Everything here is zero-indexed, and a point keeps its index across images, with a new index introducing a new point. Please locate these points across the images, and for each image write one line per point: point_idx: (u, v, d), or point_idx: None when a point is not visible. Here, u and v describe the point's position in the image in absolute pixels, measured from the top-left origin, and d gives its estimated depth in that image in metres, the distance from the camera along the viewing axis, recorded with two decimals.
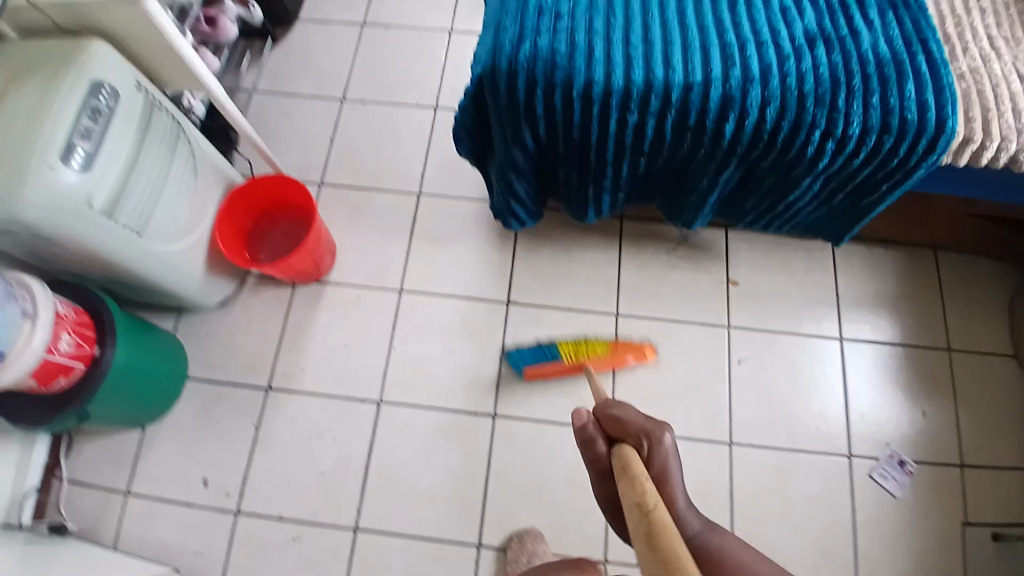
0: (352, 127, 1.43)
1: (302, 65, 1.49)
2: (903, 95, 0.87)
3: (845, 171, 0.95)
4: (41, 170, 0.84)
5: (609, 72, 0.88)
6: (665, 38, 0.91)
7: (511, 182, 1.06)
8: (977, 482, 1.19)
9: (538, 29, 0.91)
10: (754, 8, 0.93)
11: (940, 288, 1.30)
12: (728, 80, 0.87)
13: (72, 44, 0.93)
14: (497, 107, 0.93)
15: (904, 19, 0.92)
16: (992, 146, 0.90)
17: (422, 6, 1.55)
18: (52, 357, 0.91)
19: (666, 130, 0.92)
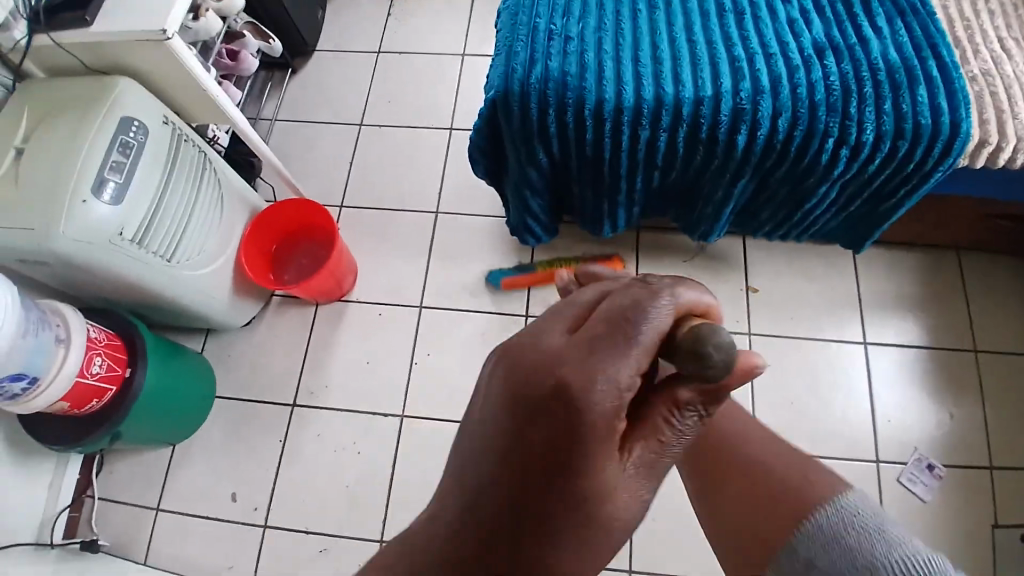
0: (370, 151, 1.46)
1: (321, 92, 1.54)
2: (915, 100, 0.88)
3: (861, 177, 0.95)
4: (74, 204, 0.89)
5: (620, 90, 0.90)
6: (675, 55, 0.93)
7: (528, 200, 1.07)
8: (1008, 484, 1.16)
9: (548, 51, 0.93)
10: (761, 21, 0.94)
11: (964, 289, 1.29)
12: (738, 93, 0.88)
13: (101, 82, 0.97)
14: (511, 128, 0.95)
15: (913, 25, 0.93)
16: (1007, 147, 0.90)
17: (435, 32, 1.59)
18: (84, 380, 0.94)
19: (679, 144, 0.93)
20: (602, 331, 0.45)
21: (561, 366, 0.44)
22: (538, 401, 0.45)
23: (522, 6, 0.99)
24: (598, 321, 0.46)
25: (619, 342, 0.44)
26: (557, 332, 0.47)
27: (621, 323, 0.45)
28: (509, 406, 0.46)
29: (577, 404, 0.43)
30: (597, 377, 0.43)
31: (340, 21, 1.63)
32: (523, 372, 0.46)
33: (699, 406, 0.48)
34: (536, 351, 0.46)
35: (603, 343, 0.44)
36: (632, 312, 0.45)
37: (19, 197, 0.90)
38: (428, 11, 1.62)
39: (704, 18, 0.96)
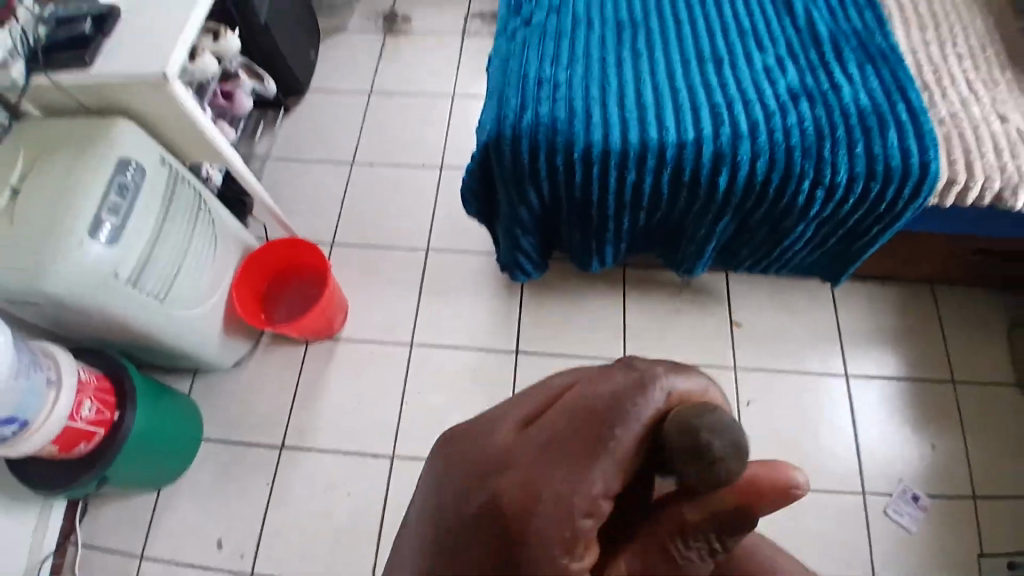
0: (361, 188, 1.49)
1: (313, 131, 1.57)
2: (885, 144, 0.92)
3: (836, 216, 0.99)
4: (70, 245, 0.89)
5: (606, 135, 0.93)
6: (658, 100, 0.97)
7: (518, 239, 1.10)
8: (991, 512, 1.19)
9: (538, 97, 0.97)
10: (739, 69, 1.00)
11: (940, 321, 1.33)
12: (718, 137, 0.93)
13: (99, 123, 0.99)
14: (502, 171, 0.98)
15: (881, 72, 0.99)
16: (976, 185, 0.94)
17: (425, 73, 1.64)
18: (74, 424, 0.93)
19: (663, 186, 0.97)
20: (564, 427, 0.42)
21: (511, 465, 0.42)
22: (486, 506, 0.42)
23: (513, 53, 1.03)
24: (562, 415, 0.42)
25: (581, 448, 0.40)
26: (520, 424, 0.45)
27: (588, 424, 0.41)
28: (451, 508, 0.44)
29: (525, 518, 0.40)
30: (550, 490, 0.40)
31: (332, 62, 1.67)
32: (478, 470, 0.44)
33: (715, 537, 0.42)
34: (494, 445, 0.44)
35: (564, 445, 0.41)
36: (602, 412, 0.41)
37: (15, 238, 0.90)
38: (419, 53, 1.67)
39: (685, 66, 1.01)
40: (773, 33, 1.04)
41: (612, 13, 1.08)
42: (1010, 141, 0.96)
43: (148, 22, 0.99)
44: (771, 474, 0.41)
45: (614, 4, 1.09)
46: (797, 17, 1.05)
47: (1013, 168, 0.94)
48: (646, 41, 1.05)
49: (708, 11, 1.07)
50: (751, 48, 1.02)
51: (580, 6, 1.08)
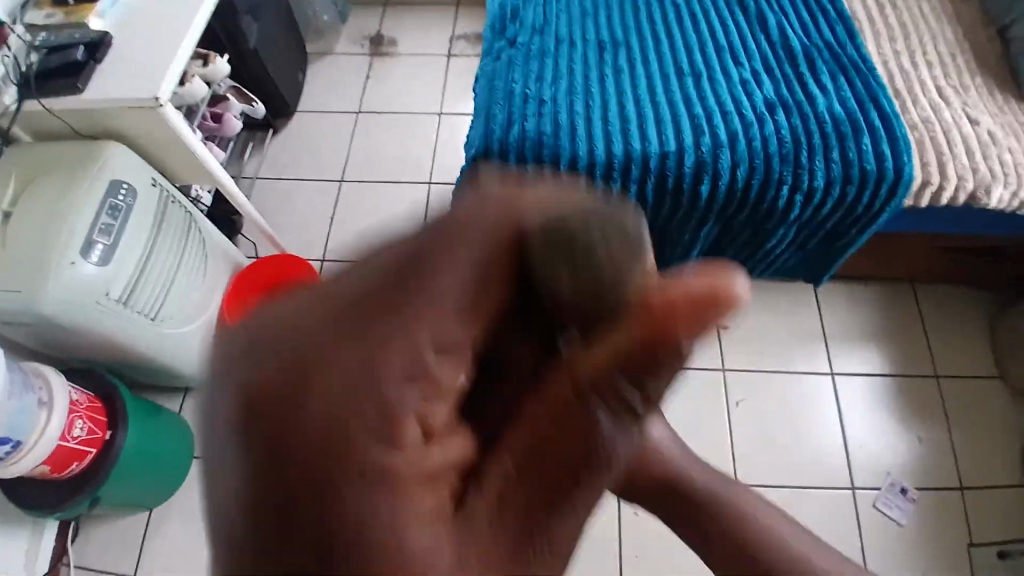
0: (351, 206, 1.51)
1: (302, 150, 1.59)
2: (860, 149, 0.96)
3: (815, 220, 1.02)
4: (62, 267, 0.90)
5: (592, 148, 0.96)
6: (640, 114, 1.00)
7: None
8: (979, 504, 1.21)
9: (524, 113, 1.00)
10: (717, 83, 1.03)
11: (922, 318, 1.36)
12: (699, 148, 0.95)
13: (90, 146, 1.00)
14: None
15: (854, 82, 1.02)
16: (949, 186, 0.97)
17: (412, 93, 1.67)
18: (65, 443, 0.93)
19: (648, 195, 0.99)
20: (372, 278, 0.32)
21: (301, 332, 0.31)
22: (261, 395, 0.30)
23: (499, 73, 1.07)
24: (366, 264, 0.32)
25: (394, 288, 0.32)
26: (308, 288, 0.33)
27: (391, 263, 0.32)
28: (238, 387, 0.30)
29: (317, 404, 0.30)
30: (352, 354, 0.30)
31: (320, 83, 1.70)
32: (253, 355, 0.31)
33: (627, 385, 0.35)
34: (266, 323, 0.31)
35: (370, 293, 0.32)
36: (412, 247, 0.32)
37: (8, 261, 0.91)
38: (406, 74, 1.71)
39: (665, 80, 1.04)
40: (748, 48, 1.07)
41: (593, 31, 1.11)
42: (980, 143, 1.00)
43: (141, 50, 1.01)
44: (699, 285, 0.32)
45: (595, 23, 1.13)
46: (771, 31, 1.09)
47: (984, 169, 0.98)
48: (627, 58, 1.08)
49: (685, 29, 1.10)
50: (728, 63, 1.05)
51: (562, 26, 1.12)
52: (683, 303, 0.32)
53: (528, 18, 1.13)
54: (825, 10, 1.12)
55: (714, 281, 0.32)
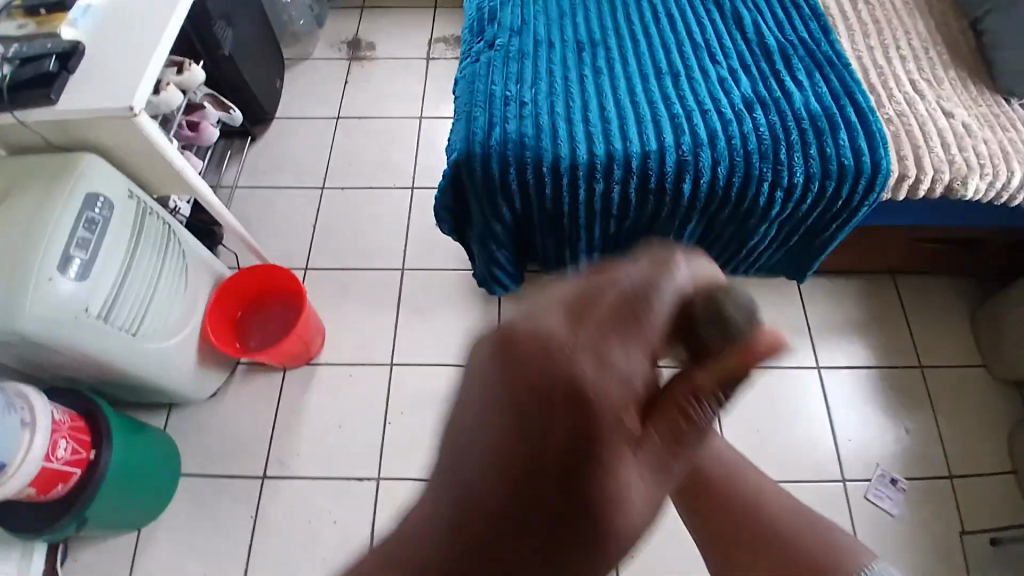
0: (333, 212, 1.49)
1: (281, 157, 1.57)
2: (838, 145, 0.97)
3: (796, 216, 1.03)
4: (38, 283, 0.88)
5: (573, 148, 0.96)
6: (620, 114, 1.00)
7: (493, 253, 1.11)
8: (967, 491, 1.23)
9: (505, 115, 1.00)
10: (695, 81, 1.04)
11: (904, 309, 1.38)
12: (680, 146, 0.96)
13: (65, 158, 0.98)
14: (474, 186, 1.00)
15: (829, 78, 1.03)
16: (925, 178, 0.99)
17: (392, 97, 1.66)
18: (49, 464, 0.91)
19: (631, 195, 1.00)
20: (622, 316, 0.37)
21: (574, 353, 0.35)
22: (543, 399, 0.35)
23: (479, 75, 1.06)
24: (616, 299, 0.37)
25: (642, 325, 0.37)
26: (569, 313, 0.36)
27: (634, 301, 0.37)
28: (499, 428, 0.35)
29: (595, 407, 0.35)
30: (618, 366, 0.36)
31: (298, 89, 1.68)
32: (535, 369, 0.35)
33: (722, 395, 0.40)
34: (544, 340, 0.35)
35: (625, 328, 0.36)
36: (646, 284, 0.38)
37: None
38: (385, 78, 1.69)
39: (644, 80, 1.04)
40: (725, 47, 1.08)
41: (571, 32, 1.11)
42: (955, 135, 1.01)
43: (115, 60, 0.99)
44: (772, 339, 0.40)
45: (573, 24, 1.12)
46: (747, 30, 1.10)
47: (960, 161, 0.99)
48: (606, 58, 1.08)
49: (662, 28, 1.11)
50: (705, 62, 1.06)
51: (539, 27, 1.11)
52: (761, 350, 0.39)
53: (506, 20, 1.12)
54: (800, 7, 1.13)
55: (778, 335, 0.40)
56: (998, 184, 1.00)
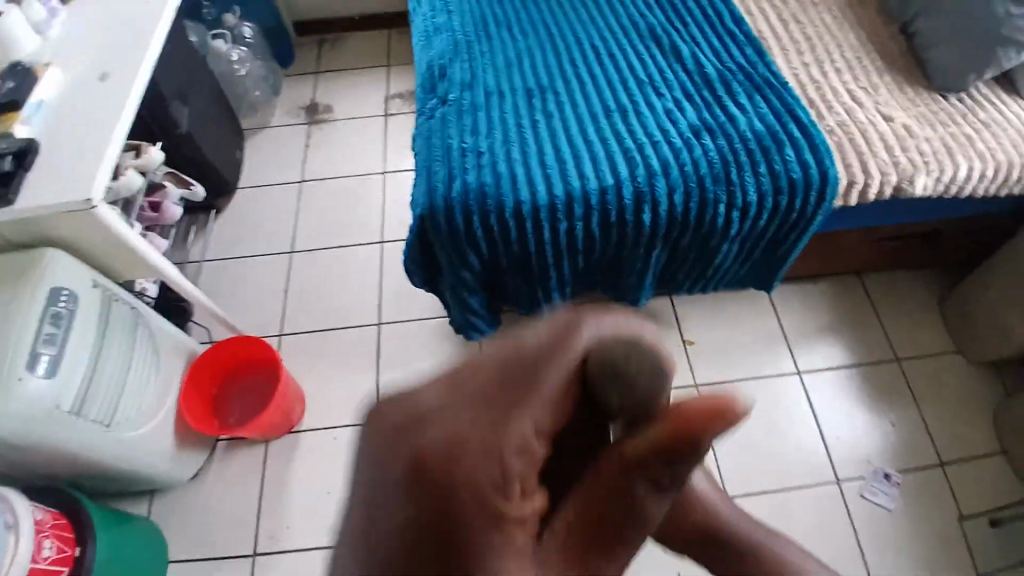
0: (304, 275, 1.49)
1: (247, 227, 1.58)
2: (785, 161, 1.01)
3: (755, 232, 1.05)
4: (9, 385, 0.87)
5: (534, 192, 0.99)
6: (575, 154, 1.03)
7: (466, 301, 1.12)
8: (960, 477, 1.24)
9: (464, 167, 1.02)
10: (643, 116, 1.08)
11: (873, 306, 1.41)
12: (636, 179, 0.99)
13: (28, 255, 0.97)
14: (441, 238, 1.01)
15: (769, 99, 1.08)
16: (874, 182, 1.02)
17: (353, 156, 1.69)
18: (36, 566, 0.87)
19: (594, 231, 1.02)
20: (494, 385, 0.32)
21: (429, 437, 0.32)
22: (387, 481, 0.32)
23: (435, 131, 1.08)
24: (505, 354, 0.33)
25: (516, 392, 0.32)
26: (431, 390, 0.33)
27: (505, 364, 0.33)
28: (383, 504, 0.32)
29: (450, 487, 0.31)
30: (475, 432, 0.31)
31: (258, 158, 1.70)
32: (390, 453, 0.32)
33: (669, 470, 0.37)
34: (393, 426, 0.32)
35: (496, 398, 0.32)
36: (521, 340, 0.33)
37: None
38: (344, 138, 1.72)
39: (595, 119, 1.08)
40: (668, 80, 1.12)
41: (520, 79, 1.14)
42: (897, 137, 1.06)
43: (69, 153, 0.99)
44: (692, 409, 0.36)
45: (520, 71, 1.16)
46: (687, 61, 1.14)
47: (905, 162, 1.03)
48: (556, 102, 1.11)
49: (606, 67, 1.15)
50: (651, 96, 1.10)
51: (488, 77, 1.14)
52: (685, 413, 0.36)
53: (456, 74, 1.15)
54: (733, 35, 1.17)
55: (715, 398, 0.35)
56: (945, 178, 1.04)
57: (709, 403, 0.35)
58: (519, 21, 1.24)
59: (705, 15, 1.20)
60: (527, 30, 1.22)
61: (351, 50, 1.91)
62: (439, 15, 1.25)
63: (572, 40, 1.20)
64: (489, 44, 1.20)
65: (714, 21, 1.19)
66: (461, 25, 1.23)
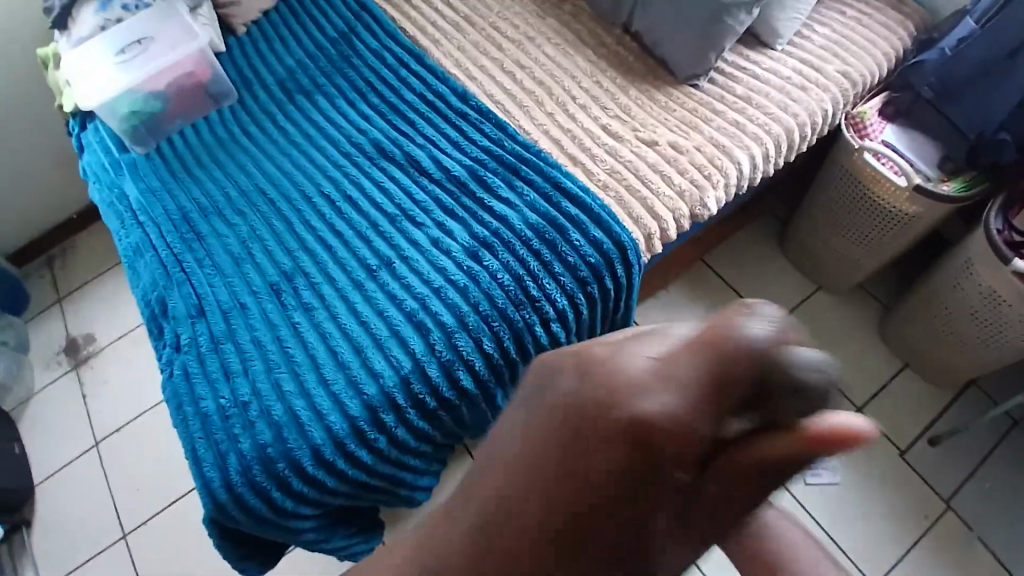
0: (153, 555, 1.25)
1: (69, 526, 1.30)
2: (576, 247, 0.89)
3: (586, 324, 0.93)
4: None
5: (328, 424, 0.81)
6: (355, 346, 0.86)
7: (328, 548, 0.93)
8: (881, 413, 1.23)
9: (231, 432, 0.81)
10: (412, 260, 0.91)
11: (728, 283, 1.36)
12: (434, 347, 0.85)
13: None
14: (247, 523, 0.82)
15: (531, 178, 0.95)
16: (670, 225, 0.92)
17: (145, 380, 1.43)
18: None
19: (419, 426, 0.85)
20: (703, 343, 0.32)
21: (653, 385, 0.33)
22: (574, 436, 0.33)
23: (181, 394, 0.86)
24: (715, 339, 0.32)
25: (720, 357, 0.32)
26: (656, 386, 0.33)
27: (732, 337, 0.32)
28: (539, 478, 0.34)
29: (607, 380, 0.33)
30: (671, 417, 0.32)
31: (41, 438, 1.40)
32: (549, 429, 0.34)
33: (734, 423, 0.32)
34: (580, 384, 0.34)
35: (686, 373, 0.32)
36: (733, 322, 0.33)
37: None
38: (125, 364, 1.46)
39: (360, 289, 0.91)
40: (419, 201, 0.97)
41: (257, 276, 0.94)
42: (668, 159, 0.96)
43: None
44: (826, 427, 0.30)
45: (254, 264, 0.95)
46: (430, 169, 0.99)
47: (688, 187, 0.94)
48: (309, 286, 0.92)
49: (348, 217, 0.97)
50: (410, 231, 0.94)
51: (220, 293, 0.93)
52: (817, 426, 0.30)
53: (178, 306, 0.92)
54: (465, 114, 1.04)
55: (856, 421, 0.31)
56: (732, 182, 0.96)
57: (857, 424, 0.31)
58: (229, 198, 1.03)
59: (429, 105, 1.07)
60: (242, 207, 1.01)
61: (86, 256, 1.61)
62: (132, 230, 1.00)
63: (298, 198, 1.01)
64: (204, 247, 0.98)
65: (441, 109, 1.05)
66: (160, 235, 0.99)
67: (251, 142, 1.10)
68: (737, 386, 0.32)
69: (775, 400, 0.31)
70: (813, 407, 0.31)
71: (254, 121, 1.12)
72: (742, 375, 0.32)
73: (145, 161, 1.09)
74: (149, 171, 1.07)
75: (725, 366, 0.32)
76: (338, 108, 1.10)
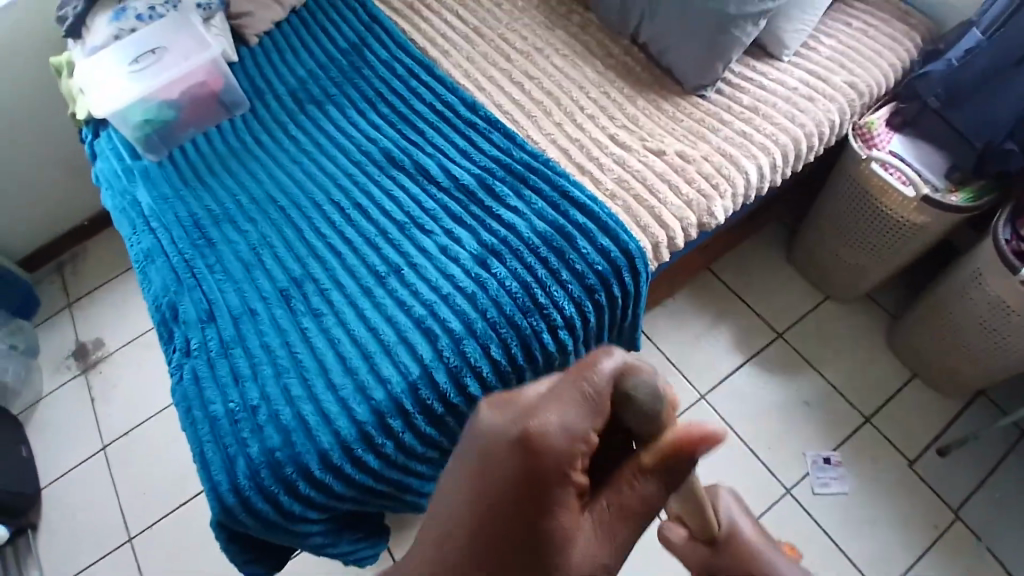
0: (158, 560, 1.26)
1: (75, 529, 1.31)
2: (583, 255, 0.90)
3: (593, 332, 0.94)
4: None
5: (336, 429, 0.81)
6: (363, 352, 0.86)
7: (334, 553, 0.93)
8: (889, 422, 1.22)
9: (240, 436, 0.82)
10: (420, 267, 0.92)
11: (734, 292, 1.36)
12: (442, 354, 0.85)
13: None
14: (254, 527, 0.82)
15: (539, 187, 0.96)
16: (677, 233, 0.93)
17: (153, 384, 1.44)
18: None
19: (427, 432, 0.85)
20: (575, 380, 0.42)
21: (543, 411, 0.42)
22: (491, 458, 0.42)
23: (190, 398, 0.86)
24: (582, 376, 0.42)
25: (584, 388, 0.42)
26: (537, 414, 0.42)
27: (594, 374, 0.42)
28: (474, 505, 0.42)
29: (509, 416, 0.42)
30: (564, 433, 0.41)
31: (49, 441, 1.41)
32: (477, 462, 0.42)
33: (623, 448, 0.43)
34: (494, 418, 0.43)
35: (566, 401, 0.42)
36: (591, 361, 0.43)
37: None
38: (133, 369, 1.47)
39: (368, 295, 0.91)
40: (428, 209, 0.98)
41: (267, 282, 0.95)
42: (675, 168, 0.97)
43: None
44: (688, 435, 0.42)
45: (264, 271, 0.96)
46: (439, 178, 1.00)
47: (695, 196, 0.94)
48: (318, 292, 0.93)
49: (357, 224, 0.98)
50: (419, 238, 0.95)
51: (230, 298, 0.94)
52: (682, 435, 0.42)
53: (188, 311, 0.92)
54: (474, 124, 1.05)
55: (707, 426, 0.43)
56: (739, 191, 0.96)
57: (700, 429, 0.42)
58: (240, 205, 1.04)
59: (438, 114, 1.08)
60: (253, 214, 1.02)
61: (97, 262, 1.62)
62: (143, 236, 1.01)
63: (308, 205, 1.02)
64: (215, 253, 0.99)
65: (450, 118, 1.06)
66: (171, 241, 1.00)
67: (263, 150, 1.11)
68: (605, 409, 0.42)
69: (638, 417, 0.42)
70: (656, 421, 0.42)
71: (266, 130, 1.13)
72: (604, 399, 0.42)
73: (157, 168, 1.10)
74: (161, 178, 1.08)
75: (592, 393, 0.41)
76: (348, 118, 1.11)
